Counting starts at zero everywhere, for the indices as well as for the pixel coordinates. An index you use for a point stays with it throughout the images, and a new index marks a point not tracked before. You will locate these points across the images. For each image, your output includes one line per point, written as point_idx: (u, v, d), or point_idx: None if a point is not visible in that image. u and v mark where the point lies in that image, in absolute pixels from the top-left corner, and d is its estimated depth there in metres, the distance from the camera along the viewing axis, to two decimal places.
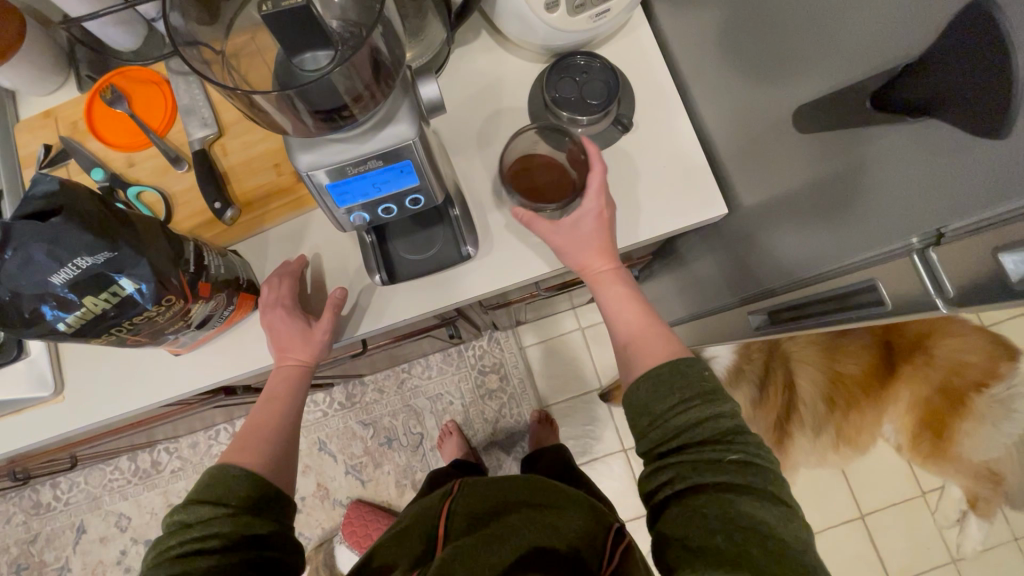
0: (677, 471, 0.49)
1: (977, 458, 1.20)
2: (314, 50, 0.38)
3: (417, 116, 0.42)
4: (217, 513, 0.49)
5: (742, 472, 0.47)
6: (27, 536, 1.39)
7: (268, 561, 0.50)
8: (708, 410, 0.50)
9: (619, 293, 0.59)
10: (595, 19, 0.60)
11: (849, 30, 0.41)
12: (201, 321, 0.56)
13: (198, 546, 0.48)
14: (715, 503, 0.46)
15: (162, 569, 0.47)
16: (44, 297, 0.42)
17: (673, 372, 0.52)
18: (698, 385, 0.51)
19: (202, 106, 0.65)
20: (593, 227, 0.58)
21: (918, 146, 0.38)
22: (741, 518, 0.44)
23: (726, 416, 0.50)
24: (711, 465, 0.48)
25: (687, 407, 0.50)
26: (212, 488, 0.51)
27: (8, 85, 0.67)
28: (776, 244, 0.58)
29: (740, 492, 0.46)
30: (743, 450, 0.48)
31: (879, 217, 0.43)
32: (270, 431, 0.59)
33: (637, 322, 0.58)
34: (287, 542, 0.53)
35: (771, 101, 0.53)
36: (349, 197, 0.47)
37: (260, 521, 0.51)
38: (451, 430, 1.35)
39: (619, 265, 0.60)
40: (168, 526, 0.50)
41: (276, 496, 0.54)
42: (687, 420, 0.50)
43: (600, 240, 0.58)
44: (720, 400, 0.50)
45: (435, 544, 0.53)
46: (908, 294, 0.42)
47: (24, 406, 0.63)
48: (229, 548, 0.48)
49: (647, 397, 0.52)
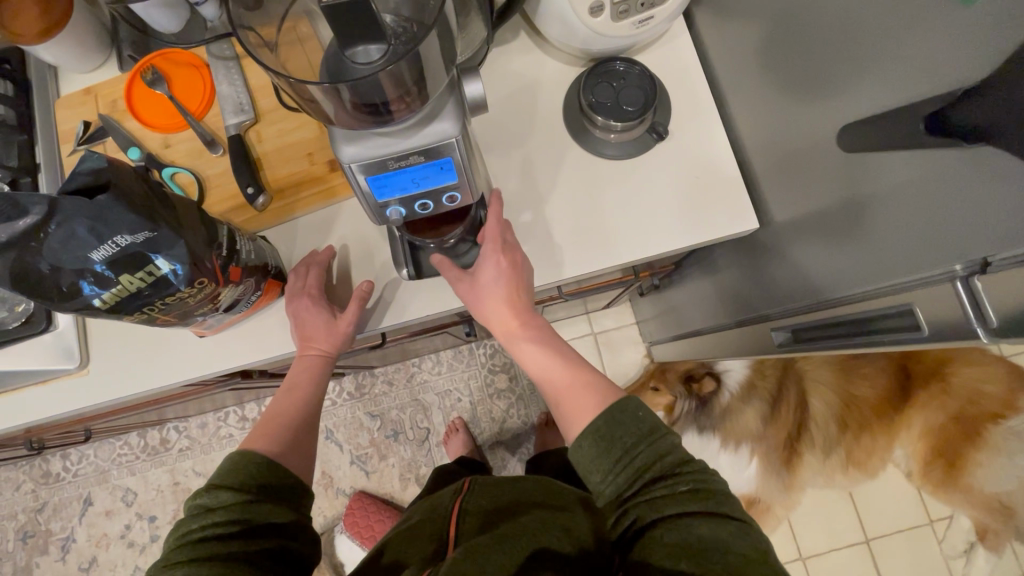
0: (636, 512, 0.48)
1: (988, 490, 1.17)
2: (367, 44, 0.38)
3: (461, 114, 0.42)
4: (238, 500, 0.50)
5: (698, 499, 0.47)
6: (35, 505, 1.41)
7: (286, 550, 0.50)
8: (650, 447, 0.50)
9: (533, 349, 0.60)
10: (638, 26, 0.60)
11: (904, 50, 0.40)
12: (229, 305, 0.56)
13: (219, 531, 0.48)
14: (673, 531, 0.45)
15: (185, 552, 0.47)
16: (82, 272, 0.43)
17: (611, 418, 0.52)
18: (633, 425, 0.51)
19: (241, 92, 0.65)
20: (493, 277, 0.58)
21: (971, 171, 0.37)
22: (697, 541, 0.44)
23: (667, 452, 0.50)
24: (667, 497, 0.47)
25: (633, 452, 0.50)
26: (234, 474, 0.51)
27: (51, 60, 0.68)
28: (809, 259, 0.57)
29: (699, 517, 0.46)
30: (692, 478, 0.48)
31: (925, 239, 0.42)
32: (271, 422, 0.59)
33: (556, 375, 0.58)
34: (303, 531, 0.53)
35: (815, 118, 0.52)
36: (386, 191, 0.47)
37: (279, 510, 0.52)
38: (457, 427, 1.38)
39: (534, 317, 0.61)
40: (190, 509, 0.50)
41: (292, 484, 0.54)
42: (637, 461, 0.50)
43: (504, 291, 0.58)
44: (656, 438, 0.51)
45: (446, 544, 0.53)
46: (949, 322, 0.42)
47: (47, 378, 0.64)
48: (249, 534, 0.49)
49: (595, 449, 0.51)
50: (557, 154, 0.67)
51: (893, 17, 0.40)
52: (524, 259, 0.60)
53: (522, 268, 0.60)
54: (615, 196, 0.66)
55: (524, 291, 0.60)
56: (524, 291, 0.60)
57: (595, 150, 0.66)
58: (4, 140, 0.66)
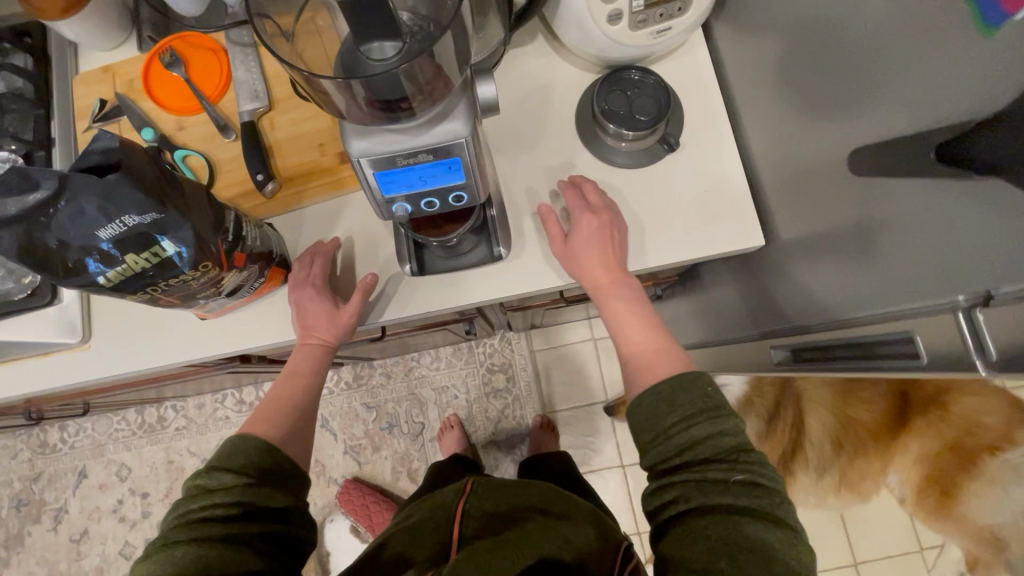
0: (680, 492, 0.49)
1: (980, 522, 1.17)
2: (383, 40, 0.37)
3: (473, 115, 0.42)
4: (237, 483, 0.50)
5: (751, 494, 0.47)
6: (30, 474, 1.42)
7: (281, 534, 0.51)
8: (711, 425, 0.50)
9: (626, 311, 0.59)
10: (655, 36, 0.60)
11: (918, 75, 0.40)
12: (232, 289, 0.57)
13: (217, 512, 0.48)
14: (719, 525, 0.46)
15: (184, 531, 0.48)
16: (88, 249, 0.43)
17: (681, 382, 0.52)
18: (699, 400, 0.51)
19: (257, 79, 0.66)
20: (586, 237, 0.59)
21: (980, 203, 0.36)
22: (746, 540, 0.44)
23: (728, 434, 0.49)
24: (719, 486, 0.47)
25: (694, 426, 0.50)
26: (237, 457, 0.52)
27: (71, 37, 0.69)
28: (813, 280, 0.57)
29: (749, 512, 0.46)
30: (749, 471, 0.48)
31: (931, 268, 0.42)
32: (278, 408, 0.60)
33: (642, 336, 0.58)
34: (299, 516, 0.54)
35: (826, 140, 0.52)
36: (393, 186, 0.47)
37: (277, 495, 0.52)
38: (452, 424, 1.36)
39: (626, 279, 0.60)
40: (189, 488, 0.51)
41: (291, 469, 0.55)
42: (692, 436, 0.50)
43: (600, 251, 0.59)
44: (718, 417, 0.50)
45: (449, 548, 0.53)
46: (947, 353, 0.41)
47: (48, 351, 0.64)
48: (246, 517, 0.49)
49: (651, 411, 0.52)
50: (566, 159, 0.67)
51: (908, 44, 0.40)
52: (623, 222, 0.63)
53: (620, 233, 0.61)
54: (623, 204, 0.66)
55: (619, 253, 0.60)
56: (619, 252, 0.61)
57: (604, 157, 0.66)
58: (22, 113, 0.66)
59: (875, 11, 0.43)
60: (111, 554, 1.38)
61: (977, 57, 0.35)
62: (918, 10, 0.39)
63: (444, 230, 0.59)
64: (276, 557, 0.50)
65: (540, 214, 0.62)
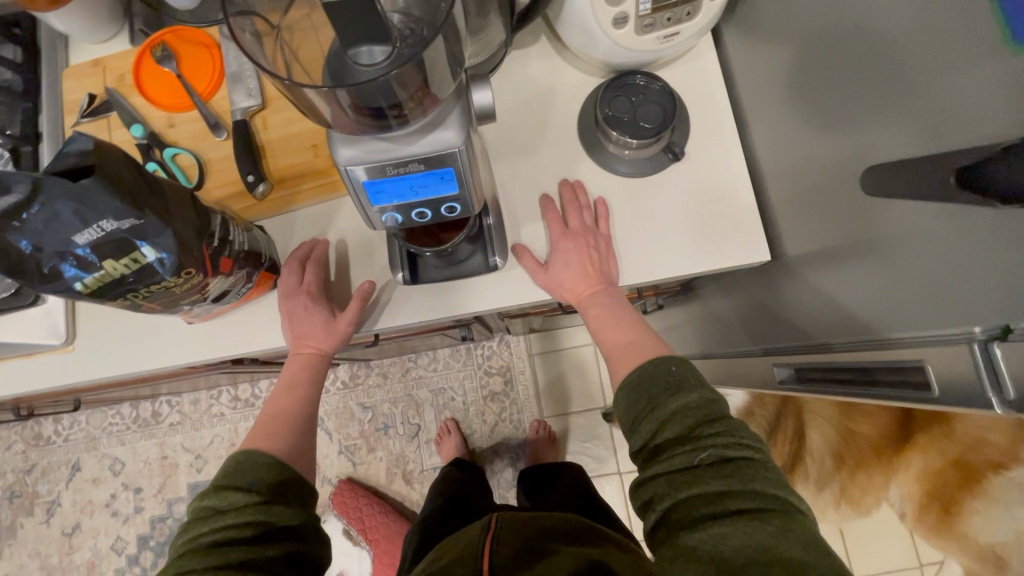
0: (654, 491, 0.47)
1: (982, 540, 1.13)
2: (371, 44, 0.35)
3: (466, 124, 0.40)
4: (251, 501, 0.49)
5: (725, 477, 0.44)
6: (24, 466, 1.42)
7: (298, 554, 0.49)
8: (672, 402, 0.49)
9: (609, 317, 0.59)
10: (662, 41, 0.58)
11: (939, 92, 0.38)
12: (218, 295, 0.55)
13: (229, 534, 0.47)
14: (707, 539, 0.41)
15: (197, 558, 0.45)
16: (64, 255, 0.41)
17: (647, 370, 0.52)
18: (663, 380, 0.50)
19: (249, 76, 0.64)
20: (565, 255, 0.60)
21: (1001, 232, 0.34)
22: (737, 557, 0.40)
23: (689, 407, 0.48)
24: (690, 476, 0.45)
25: (657, 409, 0.49)
26: (243, 475, 0.51)
27: (62, 29, 0.67)
28: (821, 299, 0.55)
29: (727, 500, 0.43)
30: (712, 445, 0.45)
31: (946, 296, 0.40)
32: (280, 417, 0.58)
33: (625, 337, 0.57)
34: (314, 534, 0.52)
35: (838, 155, 0.49)
36: (383, 196, 0.45)
37: (290, 512, 0.50)
38: (450, 429, 1.36)
39: (608, 291, 0.60)
40: (198, 512, 0.49)
41: (300, 485, 0.53)
42: (657, 418, 0.49)
43: (581, 265, 0.59)
44: (680, 393, 0.49)
45: None
46: (958, 385, 0.39)
47: (33, 353, 0.63)
48: (263, 538, 0.47)
49: (624, 404, 0.52)
50: (567, 165, 0.65)
51: (928, 60, 0.38)
52: (608, 239, 0.62)
53: (603, 251, 0.61)
54: (625, 213, 0.64)
55: (601, 262, 0.61)
56: (602, 261, 0.61)
57: (606, 165, 0.64)
58: (9, 107, 0.65)
59: (895, 23, 0.40)
60: (104, 548, 1.37)
61: (1005, 76, 0.33)
62: (941, 24, 0.37)
63: (440, 240, 0.57)
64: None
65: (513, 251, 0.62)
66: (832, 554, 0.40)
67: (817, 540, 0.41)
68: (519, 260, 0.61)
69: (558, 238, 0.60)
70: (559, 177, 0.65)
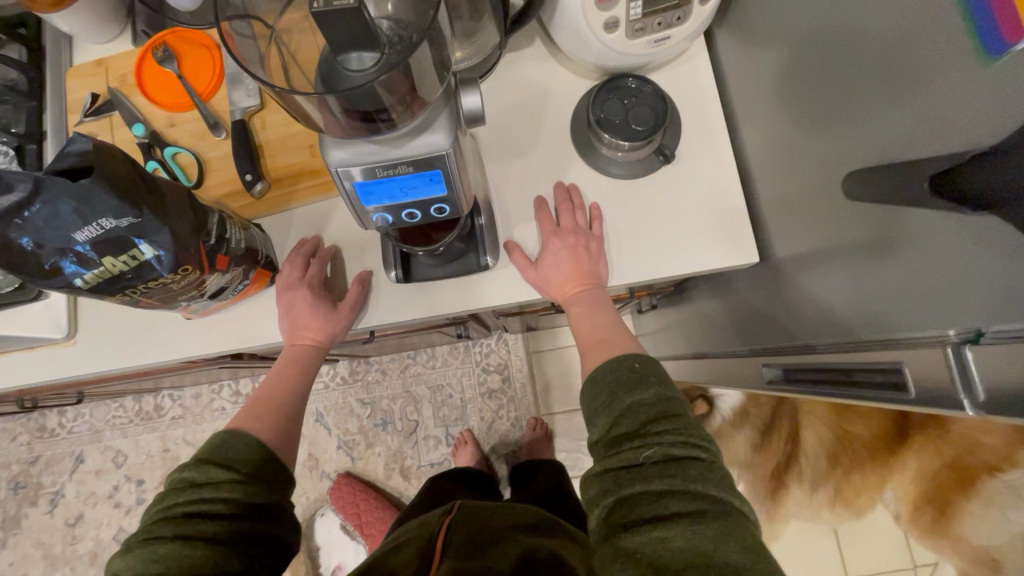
0: (601, 486, 0.48)
1: (975, 542, 1.17)
2: (360, 51, 0.36)
3: (454, 127, 0.41)
4: (228, 478, 0.50)
5: (667, 475, 0.45)
6: (28, 457, 1.44)
7: (267, 534, 0.51)
8: (628, 397, 0.50)
9: (594, 316, 0.60)
10: (653, 45, 0.58)
11: (917, 100, 0.38)
12: (215, 291, 0.56)
13: (204, 507, 0.48)
14: (645, 535, 0.43)
15: (171, 526, 0.47)
16: (64, 252, 0.43)
17: (613, 366, 0.53)
18: (625, 376, 0.52)
19: (248, 76, 0.65)
20: (557, 253, 0.60)
21: (973, 237, 0.35)
22: (674, 557, 0.41)
23: (644, 404, 0.50)
24: (634, 473, 0.46)
25: (615, 404, 0.51)
26: (224, 451, 0.52)
27: (65, 29, 0.68)
28: (808, 302, 0.56)
29: (666, 498, 0.44)
30: (659, 443, 0.47)
31: (922, 298, 0.40)
32: (258, 404, 0.59)
33: (605, 337, 0.58)
34: (286, 516, 0.54)
35: (823, 159, 0.50)
36: (374, 197, 0.46)
37: (264, 493, 0.52)
38: (466, 440, 1.35)
39: (595, 291, 0.61)
40: (173, 481, 0.50)
41: (278, 468, 0.54)
42: (615, 413, 0.50)
43: (571, 264, 0.60)
44: (637, 389, 0.51)
45: (431, 558, 0.54)
46: (933, 387, 0.40)
47: (35, 346, 0.64)
48: (234, 515, 0.49)
49: (590, 400, 0.54)
50: (559, 167, 0.66)
51: (908, 67, 0.39)
52: (600, 241, 0.63)
53: (594, 250, 0.62)
54: (616, 214, 0.65)
55: (591, 262, 0.61)
56: (591, 262, 0.61)
57: (598, 166, 0.65)
58: (13, 105, 0.66)
59: (876, 30, 0.41)
60: (106, 538, 1.39)
61: (978, 85, 0.33)
62: (920, 33, 0.37)
63: (432, 240, 0.58)
64: (260, 559, 0.50)
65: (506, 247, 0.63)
66: (766, 559, 0.41)
67: (756, 542, 0.42)
68: (509, 256, 0.62)
69: (552, 236, 0.61)
70: (554, 181, 0.66)
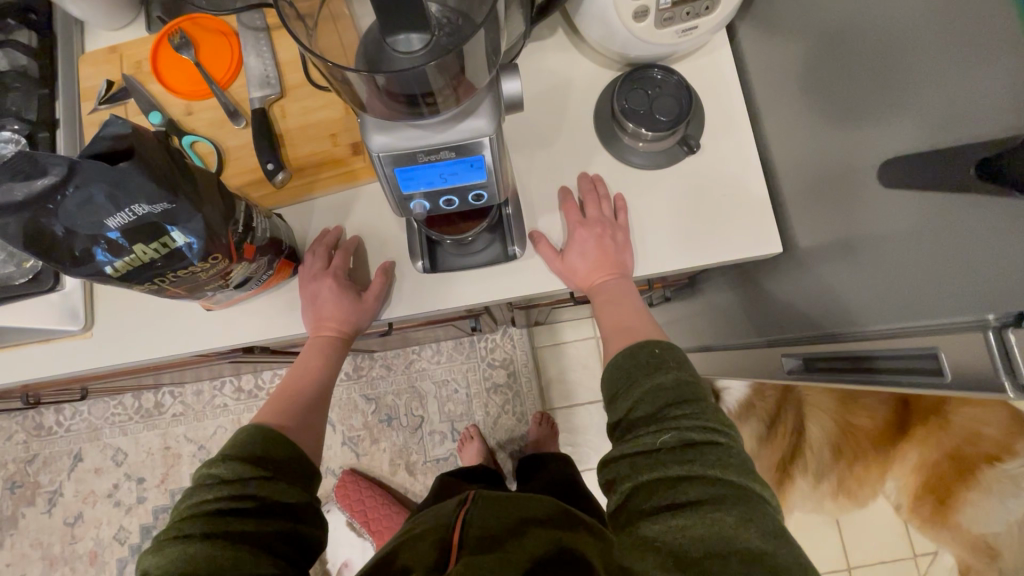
0: (619, 473, 0.48)
1: (975, 530, 1.18)
2: (410, 32, 0.36)
3: (497, 112, 0.41)
4: (254, 475, 0.49)
5: (685, 461, 0.45)
6: (25, 456, 1.41)
7: (297, 532, 0.50)
8: (647, 382, 0.51)
9: (618, 304, 0.60)
10: (681, 35, 0.58)
11: (958, 86, 0.39)
12: (240, 282, 0.56)
13: (234, 505, 0.47)
14: (664, 523, 0.43)
15: (201, 525, 0.46)
16: (96, 238, 0.42)
17: (632, 353, 0.54)
18: (644, 363, 0.52)
19: (268, 64, 0.64)
20: (582, 245, 0.60)
21: (1018, 222, 0.36)
22: (696, 546, 0.41)
23: (663, 389, 0.50)
24: (651, 458, 0.47)
25: (634, 391, 0.51)
26: (246, 446, 0.51)
27: (78, 15, 0.67)
28: (831, 290, 0.56)
29: (684, 484, 0.44)
30: (677, 429, 0.47)
31: (958, 285, 0.41)
32: (285, 396, 0.60)
33: (631, 325, 0.58)
34: (314, 514, 0.53)
35: (853, 149, 0.50)
36: (413, 183, 0.46)
37: (291, 491, 0.51)
38: (472, 435, 1.34)
39: (620, 281, 0.61)
40: (202, 478, 0.49)
41: (303, 463, 0.54)
42: (634, 400, 0.51)
43: (596, 255, 0.60)
44: (656, 374, 0.51)
45: (448, 553, 0.54)
46: (973, 372, 0.41)
47: (49, 338, 0.63)
48: (262, 513, 0.48)
49: (610, 387, 0.54)
50: (583, 158, 0.66)
51: (949, 54, 0.39)
52: (626, 231, 0.63)
53: (618, 239, 0.61)
54: (639, 205, 0.65)
55: (618, 253, 0.61)
56: (618, 251, 0.61)
57: (622, 157, 0.65)
58: (25, 92, 0.64)
59: (915, 17, 0.41)
60: (106, 538, 1.37)
61: None
62: (963, 19, 0.38)
63: (460, 230, 0.59)
64: (290, 558, 0.49)
65: (531, 237, 0.63)
66: (787, 545, 0.41)
67: (779, 528, 0.42)
68: (536, 247, 0.62)
69: (578, 227, 0.61)
70: (579, 171, 0.66)
